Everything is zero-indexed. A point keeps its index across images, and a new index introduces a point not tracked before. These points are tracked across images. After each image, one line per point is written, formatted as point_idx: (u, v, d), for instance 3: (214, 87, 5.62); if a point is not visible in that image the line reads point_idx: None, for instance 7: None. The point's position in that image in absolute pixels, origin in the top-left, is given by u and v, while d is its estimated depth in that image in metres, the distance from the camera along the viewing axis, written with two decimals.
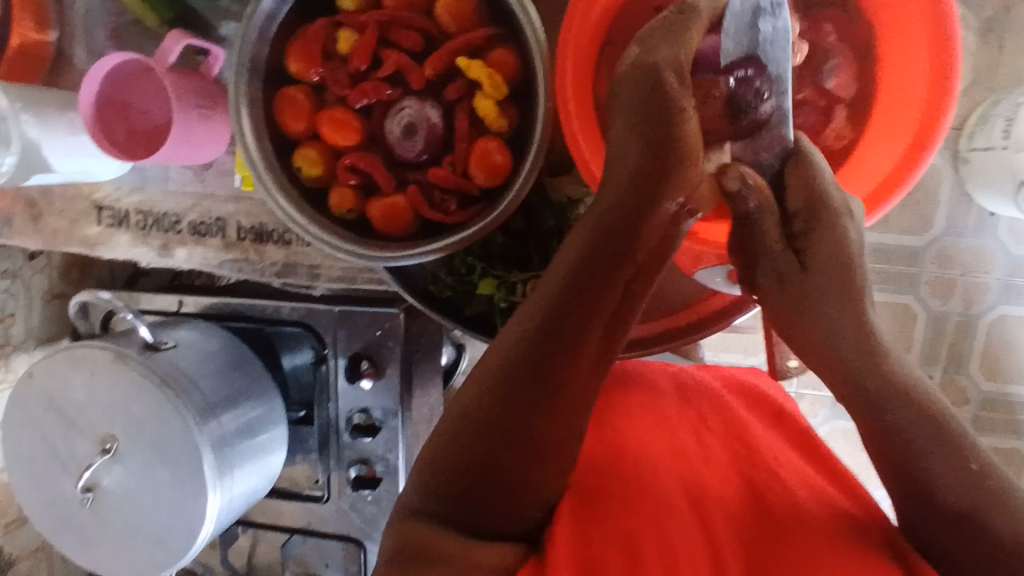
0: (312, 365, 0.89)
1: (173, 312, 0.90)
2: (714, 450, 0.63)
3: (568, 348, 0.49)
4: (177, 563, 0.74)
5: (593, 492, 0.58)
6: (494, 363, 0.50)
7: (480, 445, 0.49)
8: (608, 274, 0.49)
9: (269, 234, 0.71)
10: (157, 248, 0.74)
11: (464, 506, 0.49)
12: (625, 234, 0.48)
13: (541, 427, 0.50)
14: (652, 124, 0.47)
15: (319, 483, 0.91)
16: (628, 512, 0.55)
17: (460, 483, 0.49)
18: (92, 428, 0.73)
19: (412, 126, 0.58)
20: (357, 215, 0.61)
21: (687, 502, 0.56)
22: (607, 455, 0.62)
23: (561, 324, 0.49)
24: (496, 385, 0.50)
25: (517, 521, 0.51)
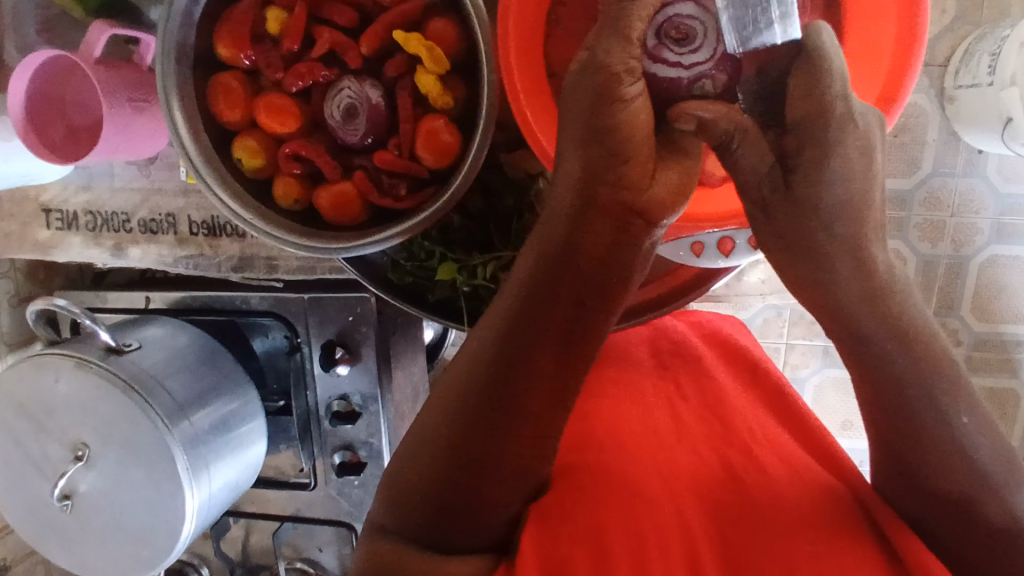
0: (286, 355, 0.87)
1: (141, 309, 0.88)
2: (690, 424, 0.65)
3: (524, 360, 0.51)
4: (164, 563, 0.74)
5: (569, 480, 0.59)
6: (457, 380, 0.53)
7: (452, 464, 0.52)
8: (551, 292, 0.49)
9: (222, 227, 0.68)
10: (111, 248, 0.71)
11: (438, 524, 0.52)
12: (568, 248, 0.48)
13: (499, 441, 0.52)
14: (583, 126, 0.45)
15: (305, 470, 0.91)
16: (598, 500, 0.56)
17: (434, 500, 0.52)
18: (63, 433, 0.72)
19: (354, 109, 0.55)
20: (304, 205, 0.58)
21: (661, 486, 0.57)
22: (585, 437, 0.65)
23: (511, 341, 0.50)
24: (457, 400, 0.52)
25: (485, 531, 0.54)
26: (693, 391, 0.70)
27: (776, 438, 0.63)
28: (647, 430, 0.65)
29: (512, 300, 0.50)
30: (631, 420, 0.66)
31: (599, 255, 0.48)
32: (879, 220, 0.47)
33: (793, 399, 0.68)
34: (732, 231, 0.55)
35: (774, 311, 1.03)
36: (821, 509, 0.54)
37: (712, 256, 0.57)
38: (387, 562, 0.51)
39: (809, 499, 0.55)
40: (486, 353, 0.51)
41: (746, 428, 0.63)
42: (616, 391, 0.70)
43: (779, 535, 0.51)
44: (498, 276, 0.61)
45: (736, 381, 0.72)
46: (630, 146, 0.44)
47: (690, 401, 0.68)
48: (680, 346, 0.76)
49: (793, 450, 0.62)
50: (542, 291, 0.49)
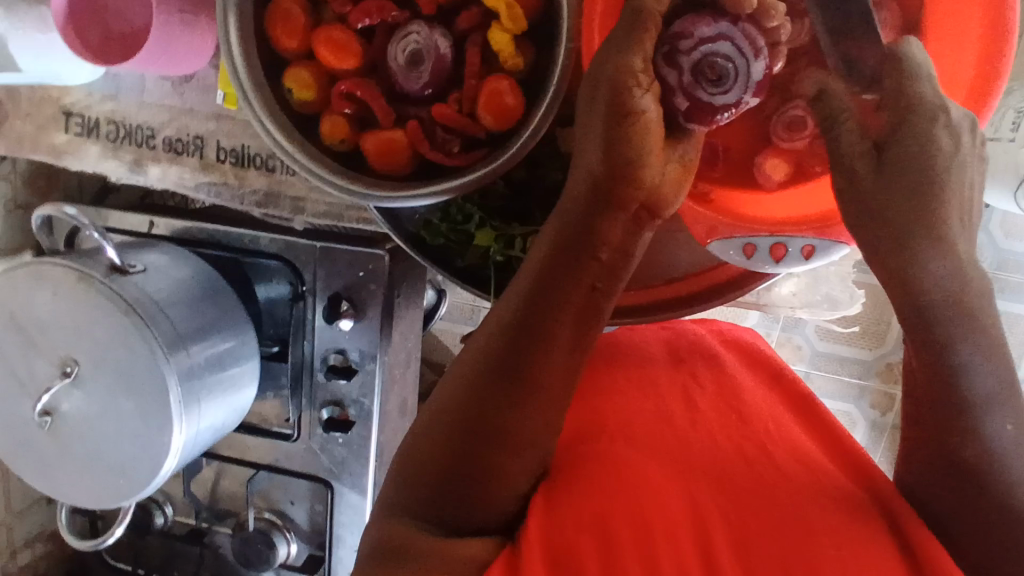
0: (288, 303, 0.85)
1: (143, 234, 0.85)
2: (702, 419, 0.65)
3: (538, 339, 0.53)
4: (145, 492, 0.72)
5: (577, 469, 0.59)
6: (470, 361, 0.55)
7: (461, 441, 0.52)
8: (572, 270, 0.53)
9: (251, 159, 0.66)
10: (129, 163, 0.68)
11: (444, 504, 0.51)
12: (588, 235, 0.52)
13: (511, 412, 0.53)
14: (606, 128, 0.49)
15: (289, 421, 0.89)
16: (610, 484, 0.56)
17: (441, 481, 0.52)
18: (52, 349, 0.69)
19: (418, 57, 0.53)
20: (349, 147, 0.56)
21: (670, 476, 0.57)
22: (590, 426, 0.65)
23: (526, 321, 0.53)
24: (473, 381, 0.54)
25: (495, 514, 0.53)
26: (704, 390, 0.70)
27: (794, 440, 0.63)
28: (656, 421, 0.65)
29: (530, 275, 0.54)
30: (640, 412, 0.66)
31: (618, 244, 0.53)
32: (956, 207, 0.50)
33: (811, 402, 0.71)
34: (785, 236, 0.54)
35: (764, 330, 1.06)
36: (833, 508, 0.54)
37: (762, 260, 0.54)
38: (394, 547, 0.49)
39: (824, 500, 0.55)
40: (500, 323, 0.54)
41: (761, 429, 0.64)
42: (625, 389, 0.70)
43: (795, 532, 0.51)
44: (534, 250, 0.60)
45: (751, 383, 0.73)
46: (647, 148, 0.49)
47: (705, 397, 0.69)
48: (697, 345, 0.77)
49: (810, 451, 0.62)
50: (560, 268, 0.53)
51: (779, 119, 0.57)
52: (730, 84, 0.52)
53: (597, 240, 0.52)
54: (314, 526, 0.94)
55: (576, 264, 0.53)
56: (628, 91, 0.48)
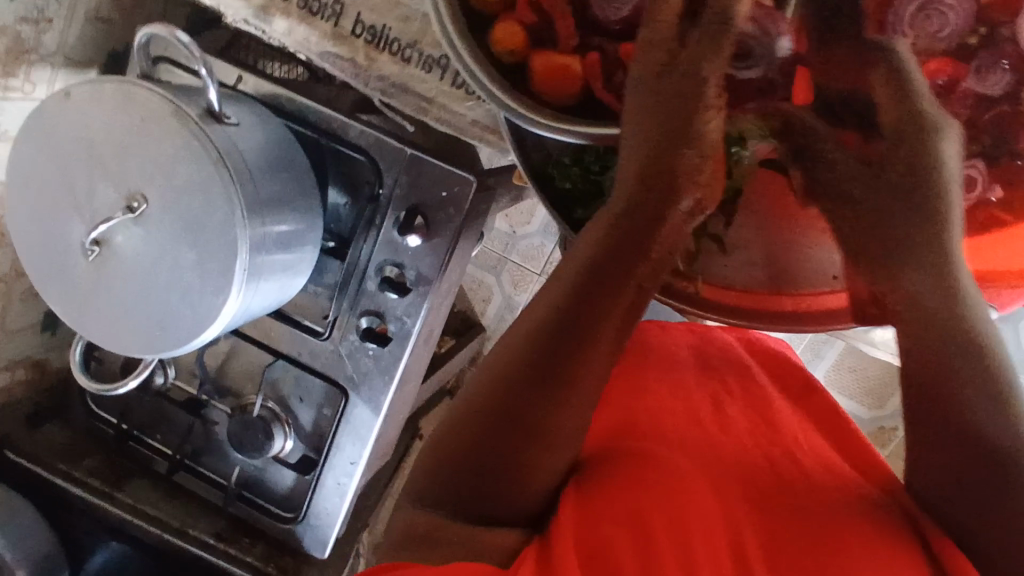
0: (360, 201, 0.81)
1: (228, 86, 0.79)
2: (731, 425, 0.65)
3: (575, 340, 0.53)
4: (184, 351, 0.69)
5: (606, 466, 0.60)
6: (504, 356, 0.55)
7: (485, 432, 0.55)
8: (625, 269, 0.51)
9: (389, 43, 0.61)
10: (256, 8, 0.62)
11: (470, 494, 0.55)
12: (647, 212, 0.49)
13: (547, 412, 0.54)
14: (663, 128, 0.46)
15: (325, 319, 0.86)
16: (642, 481, 0.57)
17: (469, 471, 0.55)
18: (122, 178, 0.64)
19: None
20: (516, 60, 0.52)
21: (698, 473, 0.57)
22: (623, 421, 0.66)
23: (568, 318, 0.53)
24: (502, 374, 0.55)
25: (521, 505, 0.57)
26: (732, 399, 0.70)
27: (821, 450, 0.64)
28: (688, 420, 0.65)
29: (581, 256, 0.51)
30: (667, 406, 0.67)
31: (675, 239, 0.50)
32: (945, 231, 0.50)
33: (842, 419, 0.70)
34: None
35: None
36: (867, 517, 0.54)
37: None
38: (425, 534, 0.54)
39: (855, 520, 0.54)
40: (541, 319, 0.54)
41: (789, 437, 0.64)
42: (658, 391, 0.69)
43: (831, 545, 0.50)
44: None
45: (775, 391, 0.73)
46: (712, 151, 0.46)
47: (734, 404, 0.69)
48: (726, 358, 0.77)
49: (837, 462, 0.63)
50: (612, 256, 0.50)
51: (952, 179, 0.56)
52: (755, 62, 0.50)
53: (655, 243, 0.50)
54: (316, 429, 0.92)
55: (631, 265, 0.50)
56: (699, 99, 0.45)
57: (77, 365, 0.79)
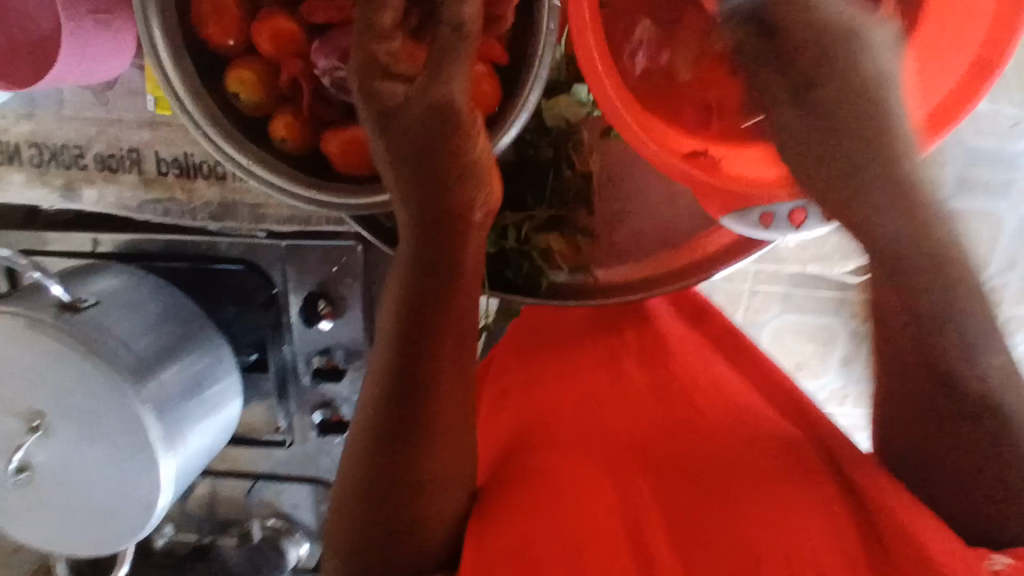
0: (259, 308, 0.78)
1: (88, 254, 0.77)
2: (633, 383, 0.65)
3: (423, 383, 0.47)
4: (142, 533, 0.68)
5: (497, 498, 0.54)
6: (358, 407, 0.50)
7: (366, 498, 0.48)
8: (433, 273, 0.46)
9: (197, 168, 0.59)
10: (61, 188, 0.61)
11: (355, 563, 0.49)
12: (436, 260, 0.46)
13: (421, 463, 0.48)
14: (418, 142, 0.43)
15: (280, 429, 0.84)
16: (550, 515, 0.50)
17: (361, 546, 0.49)
18: (14, 402, 0.63)
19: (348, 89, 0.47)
20: (306, 150, 0.50)
21: (602, 481, 0.54)
22: (531, 426, 0.61)
23: (399, 347, 0.47)
24: (365, 427, 0.49)
25: (427, 558, 0.51)
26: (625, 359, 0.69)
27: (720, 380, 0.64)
28: (583, 385, 0.66)
29: (398, 294, 0.47)
30: (568, 397, 0.64)
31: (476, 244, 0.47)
32: (882, 111, 0.44)
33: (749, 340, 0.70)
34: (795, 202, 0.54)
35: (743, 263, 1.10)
36: (782, 469, 0.51)
37: (781, 229, 0.51)
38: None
39: (791, 468, 0.51)
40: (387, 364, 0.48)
41: (686, 380, 0.64)
42: (546, 350, 0.71)
43: (755, 548, 0.45)
44: (529, 237, 0.59)
45: (680, 331, 0.72)
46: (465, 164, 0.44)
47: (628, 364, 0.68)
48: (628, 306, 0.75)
49: (738, 392, 0.62)
50: (432, 289, 0.46)
51: None
52: None
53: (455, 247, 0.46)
54: (322, 525, 0.91)
55: (439, 275, 0.46)
56: (454, 117, 0.43)
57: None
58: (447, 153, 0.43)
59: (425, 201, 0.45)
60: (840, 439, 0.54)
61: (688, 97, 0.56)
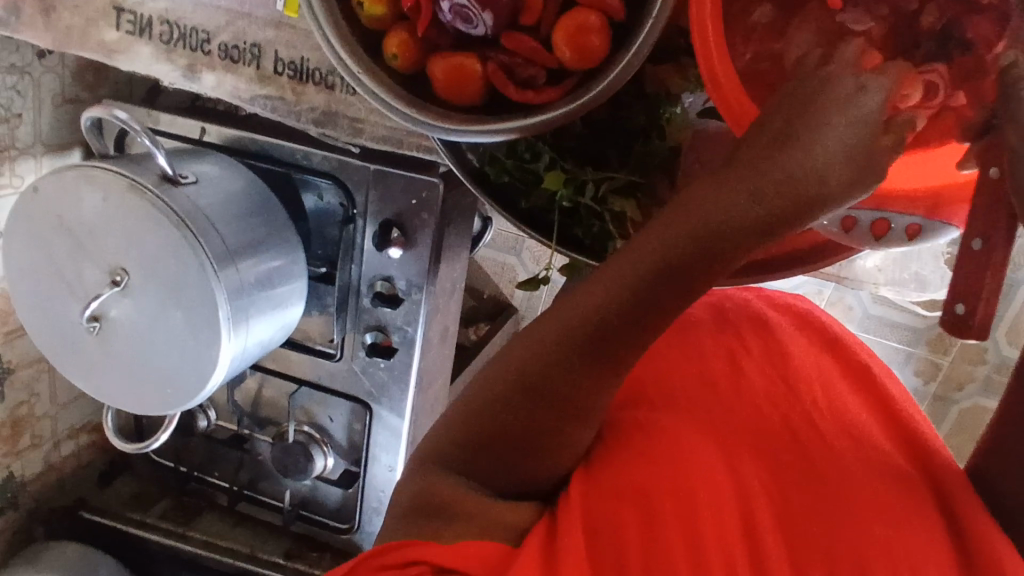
0: (338, 223, 0.82)
1: (194, 140, 0.82)
2: (752, 373, 0.60)
3: (631, 343, 0.48)
4: (191, 403, 0.73)
5: (622, 443, 0.55)
6: (548, 332, 0.50)
7: (523, 411, 0.51)
8: (678, 275, 0.46)
9: (310, 73, 0.62)
10: (183, 68, 0.66)
11: (485, 456, 0.52)
12: (728, 242, 0.44)
13: (570, 390, 0.50)
14: (781, 153, 0.42)
15: (332, 342, 0.88)
16: (665, 475, 0.50)
17: (504, 446, 0.52)
18: (103, 256, 0.69)
19: (465, 16, 0.48)
20: (412, 68, 0.51)
21: (715, 448, 0.52)
22: (647, 388, 0.60)
23: (624, 314, 0.47)
24: (558, 354, 0.49)
25: (542, 480, 0.54)
26: (750, 337, 0.64)
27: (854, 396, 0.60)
28: (692, 363, 0.61)
29: (639, 269, 0.47)
30: (686, 371, 0.60)
31: (718, 242, 0.44)
32: None
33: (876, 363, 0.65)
34: (891, 213, 0.52)
35: (817, 288, 1.08)
36: (911, 495, 0.49)
37: (862, 235, 0.53)
38: (426, 502, 0.50)
39: (912, 499, 0.49)
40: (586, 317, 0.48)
41: (814, 388, 0.58)
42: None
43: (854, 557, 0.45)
44: (606, 199, 0.56)
45: (810, 334, 0.67)
46: (797, 177, 0.42)
47: (744, 345, 0.63)
48: (744, 304, 0.70)
49: (851, 403, 0.58)
50: (665, 286, 0.46)
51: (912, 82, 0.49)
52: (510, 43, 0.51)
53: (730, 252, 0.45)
54: (351, 442, 0.95)
55: (694, 273, 0.46)
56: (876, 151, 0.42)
57: (111, 428, 0.86)
58: (765, 165, 0.42)
59: (739, 202, 0.43)
60: (955, 476, 0.52)
61: None
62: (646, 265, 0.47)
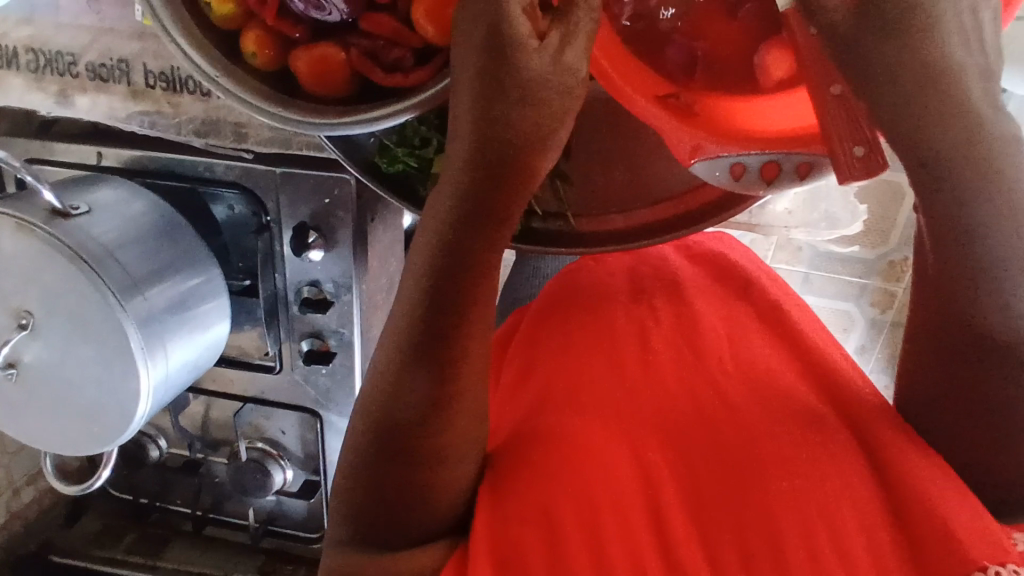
0: (253, 233, 0.80)
1: (92, 166, 0.78)
2: (656, 359, 0.64)
3: (451, 355, 0.48)
4: (121, 438, 0.70)
5: (522, 453, 0.57)
6: (382, 362, 0.50)
7: (380, 458, 0.50)
8: (462, 258, 0.47)
9: (183, 83, 0.62)
10: (55, 94, 0.65)
11: (372, 512, 0.51)
12: (480, 212, 0.46)
13: (440, 432, 0.50)
14: (485, 119, 0.43)
15: (270, 354, 0.86)
16: (569, 478, 0.53)
17: (376, 497, 0.51)
18: (5, 299, 0.65)
19: (315, 2, 0.48)
20: (275, 65, 0.50)
21: (615, 449, 0.55)
22: (546, 393, 0.63)
23: (427, 314, 0.48)
24: (390, 381, 0.49)
25: (438, 516, 0.52)
26: (667, 321, 0.68)
27: (755, 360, 0.63)
28: (604, 359, 0.65)
29: (426, 268, 0.47)
30: (593, 368, 0.64)
31: (475, 214, 0.46)
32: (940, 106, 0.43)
33: (785, 313, 0.68)
34: (778, 154, 0.49)
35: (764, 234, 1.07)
36: (829, 457, 0.52)
37: (752, 181, 0.50)
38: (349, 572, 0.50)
39: (818, 445, 0.53)
40: (410, 312, 0.48)
41: (716, 364, 0.63)
42: (578, 323, 0.70)
43: (759, 519, 0.49)
44: None
45: (719, 298, 0.71)
46: (509, 137, 0.43)
47: (648, 333, 0.67)
48: (659, 274, 0.75)
49: (770, 372, 0.62)
50: (450, 277, 0.47)
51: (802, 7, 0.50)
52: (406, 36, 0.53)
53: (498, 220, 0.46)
54: (306, 452, 0.93)
55: (472, 252, 0.47)
56: (542, 75, 0.41)
57: (50, 472, 0.84)
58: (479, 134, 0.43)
59: (484, 181, 0.44)
60: (875, 417, 0.55)
61: (675, 43, 0.54)
62: (427, 264, 0.47)
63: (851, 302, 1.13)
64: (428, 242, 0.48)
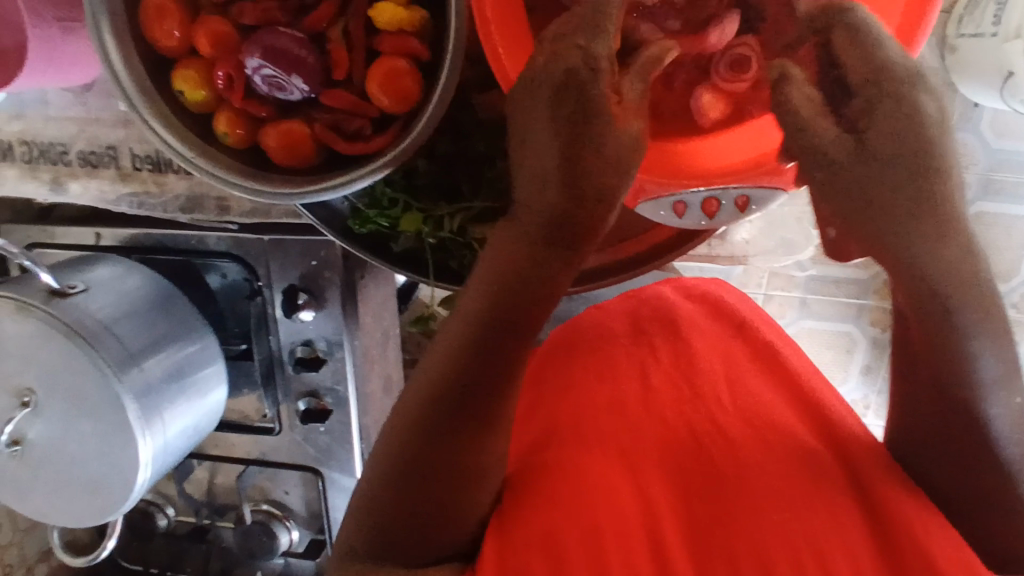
0: (247, 297, 0.83)
1: (91, 246, 0.82)
2: (657, 393, 0.64)
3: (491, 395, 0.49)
4: (123, 508, 0.72)
5: (531, 484, 0.56)
6: (412, 399, 0.50)
7: (394, 489, 0.50)
8: (518, 312, 0.47)
9: (167, 164, 0.66)
10: (49, 182, 0.68)
11: (388, 539, 0.51)
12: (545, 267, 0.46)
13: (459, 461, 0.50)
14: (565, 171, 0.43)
15: (269, 416, 0.88)
16: (573, 503, 0.52)
17: (389, 525, 0.50)
18: (8, 379, 0.68)
19: (279, 84, 0.52)
20: (246, 143, 0.54)
21: (628, 483, 0.55)
22: (550, 430, 0.62)
23: (476, 363, 0.48)
24: (415, 415, 0.50)
25: (450, 542, 0.52)
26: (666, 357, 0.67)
27: (757, 392, 0.62)
28: (608, 392, 0.64)
29: (478, 316, 0.47)
30: (596, 406, 0.63)
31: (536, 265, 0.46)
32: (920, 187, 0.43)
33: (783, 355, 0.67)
34: (717, 190, 0.53)
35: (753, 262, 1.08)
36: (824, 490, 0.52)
37: (696, 217, 0.55)
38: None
39: (815, 479, 0.53)
40: (450, 367, 0.49)
41: (716, 396, 0.62)
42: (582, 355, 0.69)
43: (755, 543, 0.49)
44: (466, 228, 0.61)
45: (717, 333, 0.70)
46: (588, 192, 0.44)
47: (650, 365, 0.67)
48: (659, 312, 0.72)
49: (767, 404, 0.61)
50: (504, 329, 0.47)
51: (722, 59, 0.54)
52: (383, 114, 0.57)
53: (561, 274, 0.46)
54: (311, 511, 0.94)
55: (530, 305, 0.47)
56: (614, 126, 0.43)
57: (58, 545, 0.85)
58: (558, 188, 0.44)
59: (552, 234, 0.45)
60: (866, 454, 0.55)
61: None
62: (480, 313, 0.47)
63: (851, 324, 1.13)
64: (483, 296, 0.47)
